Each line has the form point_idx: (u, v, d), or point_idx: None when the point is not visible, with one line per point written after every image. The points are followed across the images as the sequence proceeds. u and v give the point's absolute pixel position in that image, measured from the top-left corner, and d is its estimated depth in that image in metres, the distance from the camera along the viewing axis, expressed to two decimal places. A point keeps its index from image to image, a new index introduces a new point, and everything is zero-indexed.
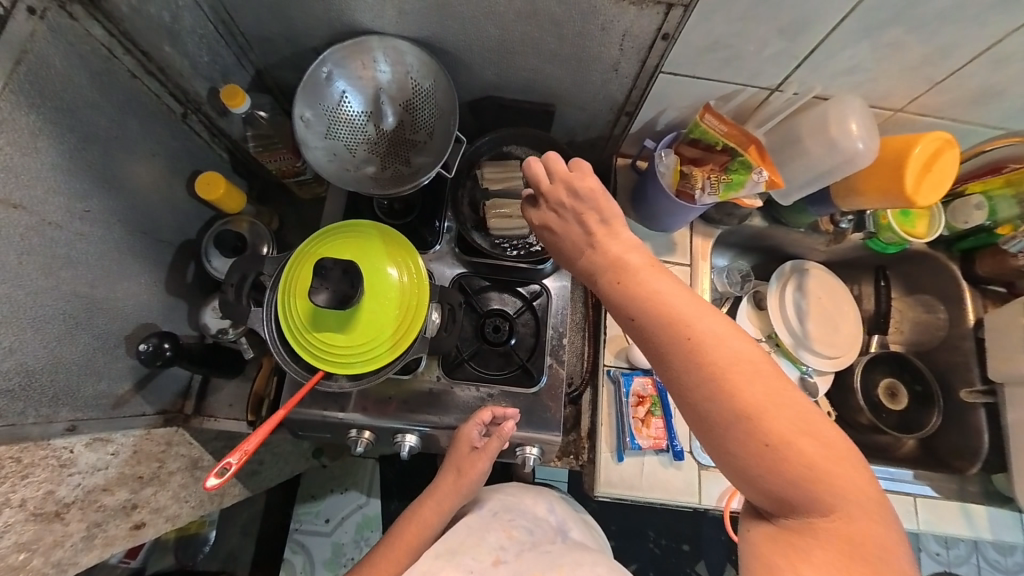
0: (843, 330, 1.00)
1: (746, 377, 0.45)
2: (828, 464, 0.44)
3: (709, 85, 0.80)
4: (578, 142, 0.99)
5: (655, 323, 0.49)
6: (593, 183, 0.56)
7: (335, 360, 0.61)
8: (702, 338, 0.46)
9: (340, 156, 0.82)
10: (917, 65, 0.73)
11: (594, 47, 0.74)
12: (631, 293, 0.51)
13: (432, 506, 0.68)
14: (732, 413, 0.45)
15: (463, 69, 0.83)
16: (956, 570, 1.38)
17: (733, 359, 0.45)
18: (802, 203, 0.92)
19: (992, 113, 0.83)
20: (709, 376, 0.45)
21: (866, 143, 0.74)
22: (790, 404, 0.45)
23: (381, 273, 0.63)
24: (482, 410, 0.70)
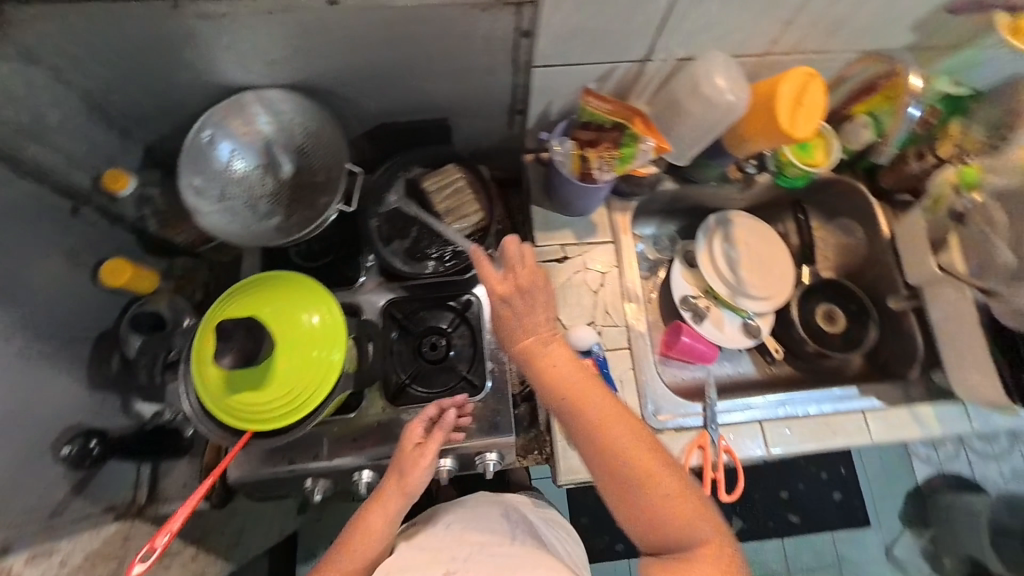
0: (775, 271, 1.06)
1: (629, 440, 0.57)
2: (691, 514, 0.56)
3: (580, 70, 0.82)
4: (484, 148, 1.01)
5: (564, 403, 0.60)
6: (541, 283, 0.64)
7: (263, 416, 0.61)
8: (599, 412, 0.59)
9: (242, 216, 0.82)
10: (767, 8, 0.76)
11: (464, 56, 0.76)
12: (549, 377, 0.61)
13: (379, 512, 0.66)
14: (617, 467, 0.57)
15: (349, 103, 0.84)
16: (949, 467, 1.75)
17: (620, 429, 0.58)
18: (703, 157, 0.95)
19: (853, 36, 0.86)
20: (599, 443, 0.58)
21: (736, 94, 0.77)
22: (665, 467, 0.57)
23: (294, 321, 0.64)
24: (429, 406, 0.70)
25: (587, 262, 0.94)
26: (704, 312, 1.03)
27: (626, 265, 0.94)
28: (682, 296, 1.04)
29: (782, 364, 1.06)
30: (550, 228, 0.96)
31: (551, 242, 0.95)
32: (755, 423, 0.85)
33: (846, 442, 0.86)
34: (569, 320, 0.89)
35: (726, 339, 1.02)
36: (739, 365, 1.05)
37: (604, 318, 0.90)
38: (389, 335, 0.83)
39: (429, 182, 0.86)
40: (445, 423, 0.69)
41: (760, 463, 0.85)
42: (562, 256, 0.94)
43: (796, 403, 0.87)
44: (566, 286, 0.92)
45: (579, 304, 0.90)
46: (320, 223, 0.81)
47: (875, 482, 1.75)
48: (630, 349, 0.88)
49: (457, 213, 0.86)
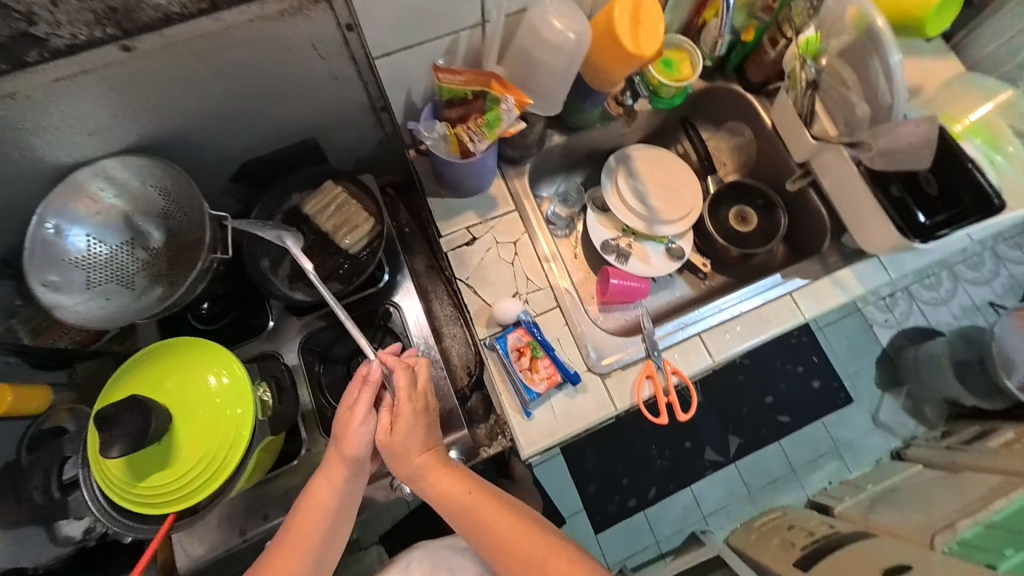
0: (682, 190, 1.08)
1: (520, 539, 0.65)
2: None
3: (426, 47, 0.77)
4: (367, 157, 0.97)
5: (458, 515, 0.67)
6: (422, 399, 0.68)
7: (186, 490, 0.59)
8: (486, 516, 0.67)
9: (116, 299, 0.75)
10: None
11: (296, 69, 0.71)
12: (441, 495, 0.68)
13: (324, 487, 0.66)
14: (512, 560, 0.65)
15: (197, 150, 0.78)
16: (908, 325, 1.90)
17: (508, 527, 0.66)
18: (578, 103, 0.94)
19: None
20: (495, 543, 0.66)
21: (577, 32, 0.75)
22: (550, 550, 0.65)
23: (191, 386, 0.61)
24: (362, 367, 0.67)
25: (496, 237, 0.93)
26: (627, 251, 1.05)
27: (535, 227, 0.95)
28: (602, 242, 1.05)
29: (715, 276, 1.09)
30: (451, 215, 0.93)
31: (456, 229, 0.92)
32: (694, 337, 0.88)
33: (783, 327, 0.90)
34: (493, 297, 0.88)
35: (656, 270, 1.05)
36: (672, 290, 1.09)
37: (527, 286, 0.90)
38: (315, 370, 0.81)
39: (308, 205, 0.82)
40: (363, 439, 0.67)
41: (711, 372, 0.88)
42: (470, 238, 0.92)
43: (729, 307, 0.90)
44: (482, 267, 0.90)
45: (500, 280, 0.89)
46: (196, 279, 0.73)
47: (845, 360, 1.87)
48: (560, 307, 0.89)
49: (346, 226, 0.82)
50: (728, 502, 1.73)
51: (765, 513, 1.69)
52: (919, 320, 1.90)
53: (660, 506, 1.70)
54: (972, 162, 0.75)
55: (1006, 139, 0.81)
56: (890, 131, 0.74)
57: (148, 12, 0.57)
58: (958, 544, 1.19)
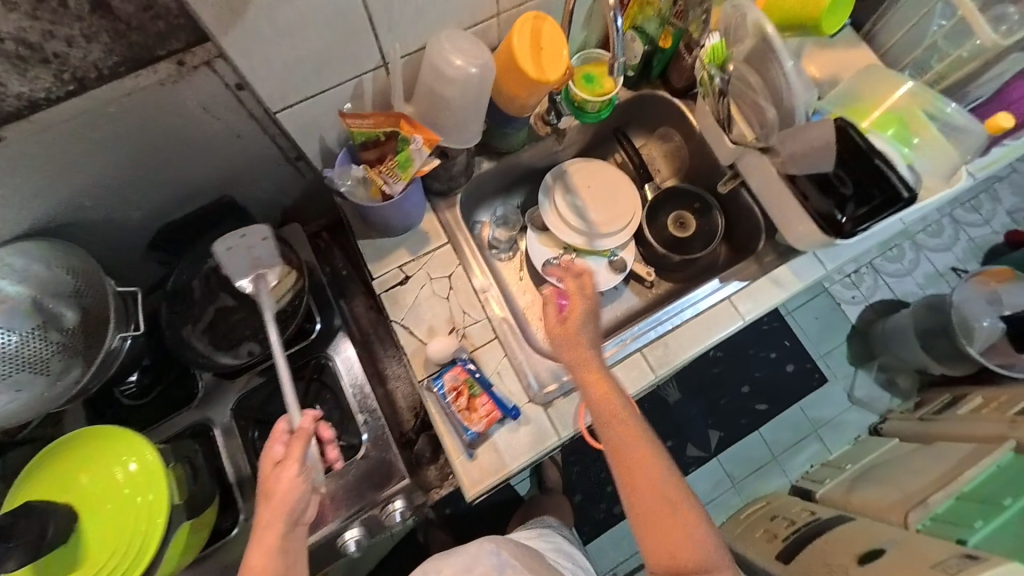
0: (620, 200, 1.07)
1: (646, 469, 0.66)
2: (684, 529, 0.63)
3: (328, 95, 0.75)
4: (293, 204, 0.94)
5: (602, 420, 0.69)
6: (586, 279, 0.78)
7: None
8: (614, 439, 0.68)
9: (30, 387, 0.72)
10: None
11: (191, 132, 0.69)
12: (594, 395, 0.70)
13: (260, 550, 0.57)
14: (631, 484, 0.66)
15: (105, 223, 0.76)
16: (875, 298, 1.91)
17: (638, 455, 0.67)
18: (500, 128, 0.92)
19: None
20: (623, 465, 0.67)
21: (478, 66, 0.73)
22: (669, 484, 0.66)
23: (106, 475, 0.62)
24: (276, 423, 0.62)
25: (429, 273, 0.92)
26: (569, 269, 1.04)
27: (470, 258, 0.94)
28: (544, 263, 1.04)
29: (660, 282, 1.09)
30: (383, 255, 0.92)
31: (388, 268, 0.91)
32: (635, 354, 0.88)
33: (723, 334, 0.90)
34: (429, 335, 0.87)
35: (598, 283, 1.05)
36: (618, 302, 1.08)
37: (464, 319, 0.89)
38: (251, 434, 0.83)
39: (222, 246, 0.73)
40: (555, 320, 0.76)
41: (656, 386, 0.88)
42: (403, 276, 0.91)
43: (667, 319, 0.89)
44: (417, 306, 0.89)
45: (437, 317, 0.88)
46: (109, 357, 0.74)
47: (816, 337, 1.89)
48: (498, 338, 0.88)
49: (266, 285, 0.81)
50: (712, 495, 1.73)
51: (749, 503, 1.70)
52: (886, 293, 1.91)
53: None
54: (885, 162, 0.71)
55: (923, 127, 0.80)
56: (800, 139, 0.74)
57: (10, 101, 0.55)
58: (931, 520, 1.22)
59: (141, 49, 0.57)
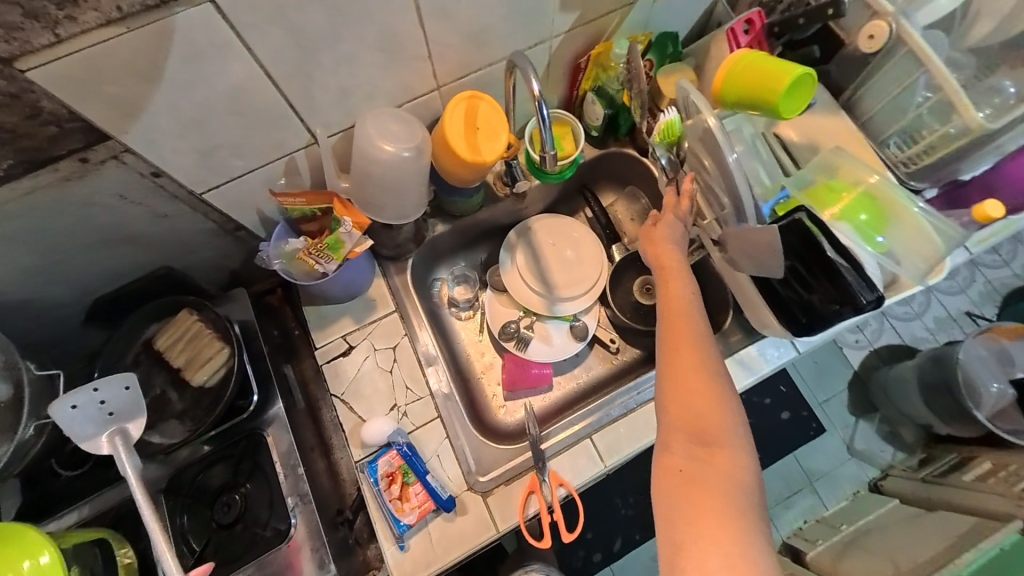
0: (583, 260, 1.01)
1: (690, 355, 0.58)
2: (722, 433, 0.54)
3: (257, 174, 0.73)
4: (240, 268, 0.92)
5: (664, 298, 0.63)
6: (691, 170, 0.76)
7: None
8: (683, 312, 0.61)
9: None
10: (391, 54, 0.67)
11: (109, 217, 0.68)
12: (671, 267, 0.66)
13: None
14: (683, 361, 0.58)
15: (33, 302, 0.75)
16: (879, 344, 1.64)
17: (686, 343, 0.59)
18: (448, 195, 0.90)
19: (508, 42, 0.75)
20: (676, 345, 0.59)
21: (409, 148, 0.71)
22: (715, 380, 0.57)
23: None
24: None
25: (373, 343, 0.87)
26: (528, 335, 0.98)
27: (417, 327, 0.89)
28: (501, 327, 0.98)
29: (626, 349, 1.01)
30: (325, 324, 0.87)
31: (330, 338, 0.87)
32: (584, 439, 0.81)
33: None
34: (369, 412, 0.82)
35: (556, 352, 0.97)
36: (584, 371, 0.99)
37: (406, 395, 0.83)
38: (177, 521, 0.76)
39: (66, 408, 0.64)
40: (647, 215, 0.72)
41: (605, 476, 0.81)
42: (346, 347, 0.86)
43: (622, 400, 0.84)
44: (357, 379, 0.84)
45: (376, 393, 0.83)
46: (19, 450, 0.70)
47: (817, 387, 1.66)
48: (440, 418, 0.82)
49: (197, 360, 0.79)
50: None
51: None
52: (892, 338, 1.64)
53: (629, 560, 1.33)
54: (843, 263, 0.69)
55: (902, 210, 0.70)
56: (742, 237, 0.69)
57: None
58: None
59: (35, 151, 0.56)
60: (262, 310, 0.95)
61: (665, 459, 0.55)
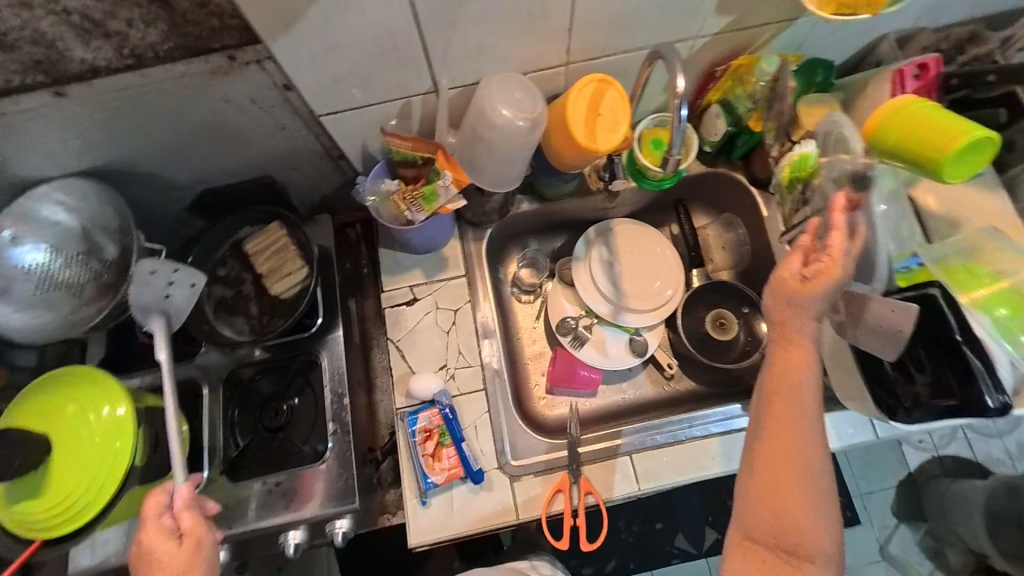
0: (663, 275, 0.97)
1: (790, 455, 0.53)
2: (810, 541, 0.52)
3: (373, 110, 0.75)
4: (330, 195, 0.96)
5: (774, 378, 0.57)
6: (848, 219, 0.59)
7: (59, 516, 0.62)
8: (794, 401, 0.55)
9: (61, 306, 0.78)
10: (531, 21, 0.66)
11: (235, 118, 0.73)
12: (791, 342, 0.57)
13: None
14: (782, 460, 0.53)
15: (154, 178, 0.82)
16: (947, 452, 1.45)
17: (788, 440, 0.54)
18: (544, 176, 0.89)
19: (651, 34, 0.72)
20: (777, 439, 0.54)
21: (526, 118, 0.70)
22: (814, 487, 0.53)
23: (82, 422, 0.64)
24: (152, 498, 0.59)
25: (437, 301, 0.87)
26: (584, 336, 0.95)
27: (481, 298, 0.89)
28: (560, 320, 0.96)
29: (683, 380, 0.96)
30: (397, 271, 0.89)
31: (398, 285, 0.88)
32: (625, 455, 0.78)
33: (731, 465, 0.78)
34: (418, 365, 0.83)
35: (611, 362, 0.94)
36: (632, 386, 0.96)
37: (457, 360, 0.83)
38: (230, 413, 0.81)
39: (145, 271, 0.68)
40: (797, 269, 0.57)
41: (636, 499, 0.78)
42: (411, 298, 0.88)
43: (676, 427, 0.80)
44: (413, 331, 0.85)
45: (428, 349, 0.84)
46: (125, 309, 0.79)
47: (863, 478, 1.48)
48: (484, 391, 0.82)
49: (278, 270, 0.83)
50: None
51: None
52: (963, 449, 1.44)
53: None
54: (980, 364, 0.60)
55: None
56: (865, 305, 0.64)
57: (73, 64, 0.61)
58: None
59: (196, 40, 0.60)
60: (340, 243, 0.99)
61: (746, 545, 0.54)
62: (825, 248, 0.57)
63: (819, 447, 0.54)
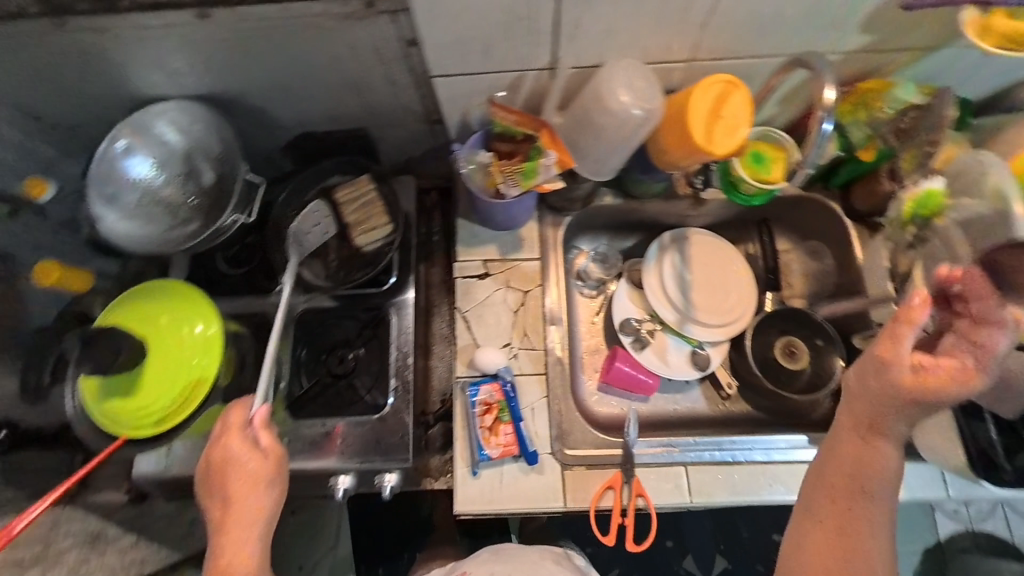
0: (735, 293, 0.95)
1: (837, 546, 0.59)
2: None
3: (485, 78, 0.75)
4: (416, 157, 0.97)
5: (840, 473, 0.60)
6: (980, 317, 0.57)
7: (142, 417, 0.65)
8: (853, 499, 0.59)
9: (157, 222, 0.82)
10: (667, 11, 0.64)
11: (351, 66, 0.74)
12: (867, 444, 0.59)
13: (239, 535, 0.58)
14: (831, 549, 0.59)
15: (260, 113, 0.84)
16: None
17: (840, 531, 0.59)
18: (637, 173, 0.87)
19: (783, 42, 0.70)
20: (828, 529, 0.59)
21: (643, 107, 0.69)
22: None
23: (176, 332, 0.67)
24: (234, 415, 0.63)
25: (509, 280, 0.87)
26: (646, 339, 0.94)
27: (551, 284, 0.89)
28: (623, 320, 0.95)
29: (739, 401, 0.95)
30: (473, 243, 0.89)
31: (473, 258, 0.89)
32: (679, 466, 0.77)
33: (787, 494, 0.77)
34: (483, 338, 0.83)
35: (671, 370, 0.92)
36: (686, 398, 0.94)
37: (522, 340, 0.84)
38: (298, 352, 0.83)
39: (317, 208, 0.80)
40: (907, 361, 0.56)
41: (685, 510, 0.77)
42: (483, 272, 0.88)
43: (736, 448, 0.79)
44: (482, 305, 0.86)
45: (495, 325, 0.84)
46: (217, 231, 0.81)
47: None
48: (545, 375, 0.82)
49: (363, 223, 0.84)
50: None
51: None
52: None
53: None
54: None
55: None
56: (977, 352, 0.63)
57: None
58: None
59: None
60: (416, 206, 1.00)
61: None
62: (945, 356, 0.56)
63: (874, 545, 0.58)
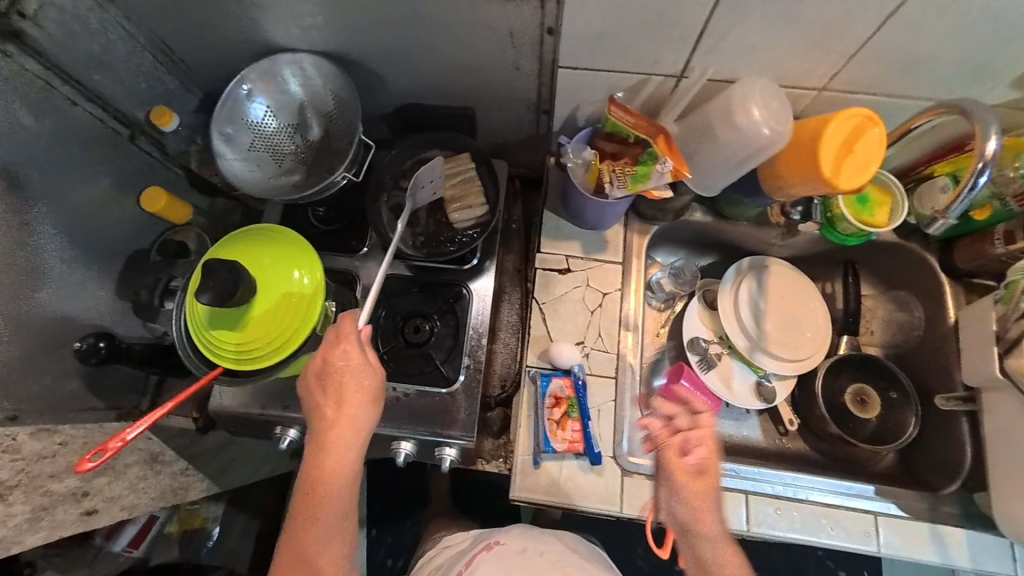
0: (811, 331, 0.92)
1: None
2: None
3: (610, 76, 0.75)
4: (511, 143, 0.98)
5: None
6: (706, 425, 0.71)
7: (244, 351, 0.68)
8: None
9: (266, 167, 0.84)
10: (819, 37, 0.63)
11: (481, 46, 0.74)
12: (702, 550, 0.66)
13: (346, 438, 0.63)
14: None
15: (377, 78, 0.85)
16: None
17: None
18: (737, 195, 0.83)
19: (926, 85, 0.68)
20: None
21: (772, 127, 0.68)
22: None
23: (283, 275, 0.69)
24: (345, 328, 0.64)
25: (590, 280, 0.88)
26: (713, 361, 0.92)
27: (630, 290, 0.88)
28: (692, 337, 0.93)
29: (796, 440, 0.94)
30: (558, 237, 0.90)
31: (556, 252, 0.89)
32: (740, 493, 0.77)
33: (845, 540, 0.76)
34: (558, 333, 0.84)
35: (735, 398, 0.91)
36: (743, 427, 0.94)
37: (595, 341, 0.84)
38: (376, 313, 0.85)
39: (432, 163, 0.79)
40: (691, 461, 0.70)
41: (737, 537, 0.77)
42: (565, 267, 0.88)
43: (799, 485, 0.79)
44: (561, 300, 0.86)
45: (572, 322, 0.85)
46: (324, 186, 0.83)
47: None
48: (615, 378, 0.82)
49: (460, 199, 0.85)
50: None
51: None
52: None
53: None
54: None
55: None
56: None
57: None
58: None
59: None
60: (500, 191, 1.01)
61: None
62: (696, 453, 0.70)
63: None
